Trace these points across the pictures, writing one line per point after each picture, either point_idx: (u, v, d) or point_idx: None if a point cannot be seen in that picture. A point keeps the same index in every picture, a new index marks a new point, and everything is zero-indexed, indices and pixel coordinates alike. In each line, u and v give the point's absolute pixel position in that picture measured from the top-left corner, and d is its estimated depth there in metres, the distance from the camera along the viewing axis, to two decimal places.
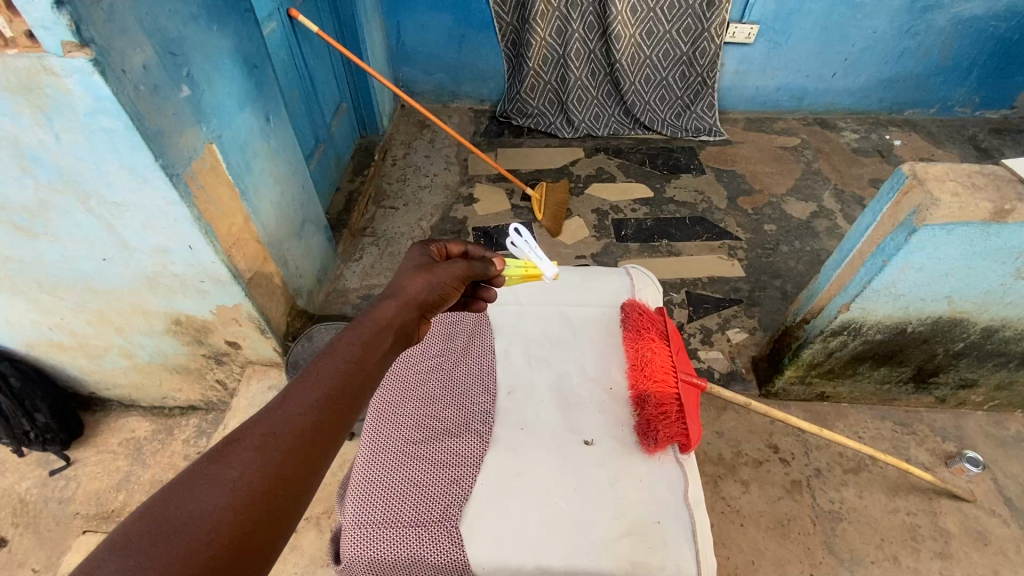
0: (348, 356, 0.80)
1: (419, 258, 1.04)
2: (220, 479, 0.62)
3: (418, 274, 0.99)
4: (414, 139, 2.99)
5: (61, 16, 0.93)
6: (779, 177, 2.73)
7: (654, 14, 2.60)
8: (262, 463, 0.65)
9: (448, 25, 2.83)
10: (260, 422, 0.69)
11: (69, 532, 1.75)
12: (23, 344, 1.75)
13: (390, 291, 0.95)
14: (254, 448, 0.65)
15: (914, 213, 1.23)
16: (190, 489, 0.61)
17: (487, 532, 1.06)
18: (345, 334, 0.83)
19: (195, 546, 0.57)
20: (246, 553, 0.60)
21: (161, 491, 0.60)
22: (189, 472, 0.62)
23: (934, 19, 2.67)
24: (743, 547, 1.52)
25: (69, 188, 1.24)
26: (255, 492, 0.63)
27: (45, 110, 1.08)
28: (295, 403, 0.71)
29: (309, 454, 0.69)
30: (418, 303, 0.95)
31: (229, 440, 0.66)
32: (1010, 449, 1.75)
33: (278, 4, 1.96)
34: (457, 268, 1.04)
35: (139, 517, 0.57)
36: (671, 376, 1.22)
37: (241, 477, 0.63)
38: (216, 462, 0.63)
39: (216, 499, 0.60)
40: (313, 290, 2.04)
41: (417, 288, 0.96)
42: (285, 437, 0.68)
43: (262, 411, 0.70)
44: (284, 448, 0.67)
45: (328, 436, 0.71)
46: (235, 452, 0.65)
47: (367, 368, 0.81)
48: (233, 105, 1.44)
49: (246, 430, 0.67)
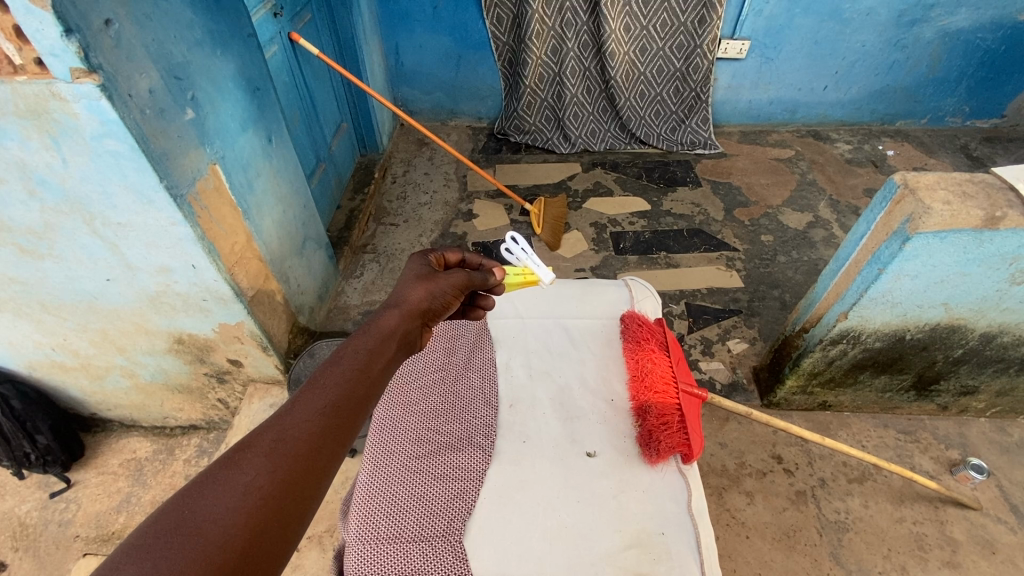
0: (353, 365, 0.81)
1: (419, 267, 1.06)
2: (232, 484, 0.63)
3: (419, 284, 1.01)
4: (413, 156, 3.03)
5: (70, 43, 0.96)
6: (775, 188, 2.76)
7: (646, 32, 2.66)
8: (273, 467, 0.66)
9: (445, 45, 2.89)
10: (270, 428, 0.70)
11: (69, 555, 1.73)
12: (25, 365, 1.75)
13: (391, 300, 0.97)
14: (265, 453, 0.66)
15: (906, 221, 1.25)
16: (204, 492, 0.61)
17: (490, 546, 1.05)
18: (349, 344, 0.85)
19: (210, 547, 0.57)
20: (258, 553, 0.60)
21: (175, 496, 0.61)
22: (202, 476, 0.63)
23: (921, 32, 2.72)
24: (749, 560, 1.51)
25: (75, 211, 1.26)
26: (266, 494, 0.63)
27: (53, 134, 1.11)
28: (304, 409, 0.73)
29: (316, 458, 0.70)
30: (420, 311, 0.97)
31: (241, 446, 0.67)
32: (1014, 455, 1.75)
33: (279, 28, 2.00)
34: (456, 277, 1.06)
35: (154, 521, 0.58)
36: (671, 386, 1.22)
37: (252, 481, 0.64)
38: (229, 466, 0.64)
39: (228, 502, 0.61)
40: (314, 307, 2.05)
41: (418, 297, 0.98)
42: (295, 442, 0.69)
43: (271, 418, 0.71)
44: (294, 452, 0.68)
45: (334, 442, 0.72)
46: (247, 458, 0.66)
47: (372, 375, 0.82)
48: (235, 127, 1.47)
49: (256, 437, 0.68)
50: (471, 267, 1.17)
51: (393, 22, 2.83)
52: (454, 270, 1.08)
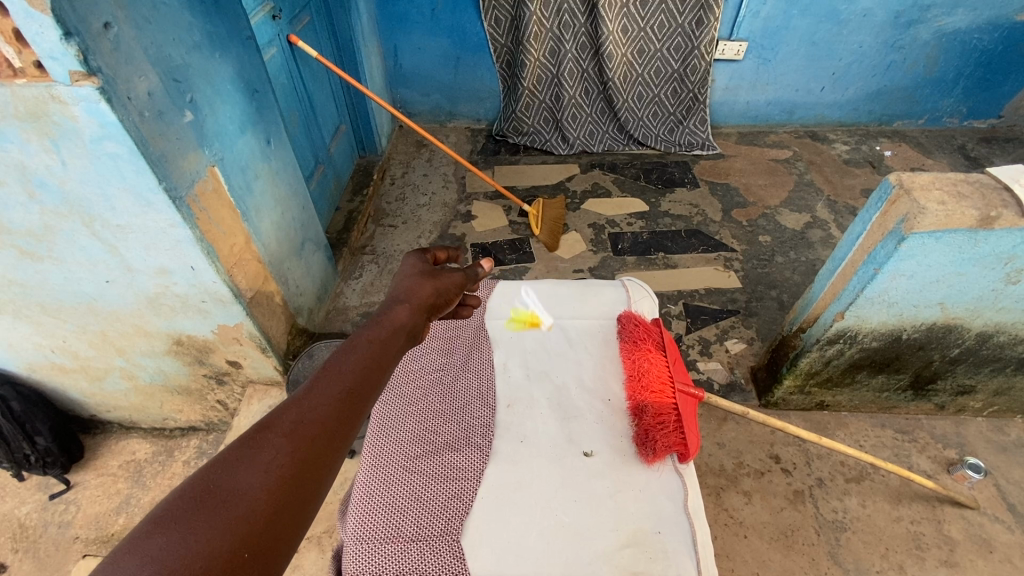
0: (365, 354, 0.83)
1: (419, 265, 1.08)
2: (253, 462, 0.64)
3: (425, 279, 1.03)
4: (412, 158, 3.04)
5: (70, 46, 0.96)
6: (773, 189, 2.77)
7: (644, 33, 2.67)
8: (293, 447, 0.67)
9: (444, 47, 2.90)
10: (288, 410, 0.71)
11: (69, 557, 1.74)
12: (25, 367, 1.76)
13: (398, 295, 0.98)
14: (285, 433, 0.68)
15: (902, 221, 1.26)
16: (226, 470, 0.62)
17: (487, 545, 1.05)
18: (362, 334, 0.87)
19: (234, 522, 0.58)
20: (279, 529, 0.61)
21: (200, 472, 0.62)
22: (225, 454, 0.64)
23: (917, 33, 2.73)
24: (747, 559, 1.51)
25: (74, 213, 1.27)
26: (286, 473, 0.64)
27: (53, 136, 1.11)
28: (319, 394, 0.74)
29: (332, 440, 0.71)
30: (427, 305, 0.99)
31: (261, 427, 0.68)
32: (1012, 455, 1.75)
33: (278, 31, 2.01)
34: (457, 276, 1.08)
35: (180, 495, 0.59)
36: (668, 387, 1.21)
37: (273, 459, 0.65)
38: (250, 445, 0.65)
39: (249, 480, 0.62)
40: (313, 309, 2.05)
41: (425, 291, 1.00)
42: (312, 425, 0.70)
43: (288, 400, 0.72)
44: (311, 434, 0.69)
45: (351, 425, 0.74)
46: (267, 437, 0.67)
47: (383, 365, 0.84)
48: (234, 129, 1.47)
49: (275, 418, 0.69)
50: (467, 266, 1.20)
51: (392, 24, 2.84)
52: (452, 268, 1.11)
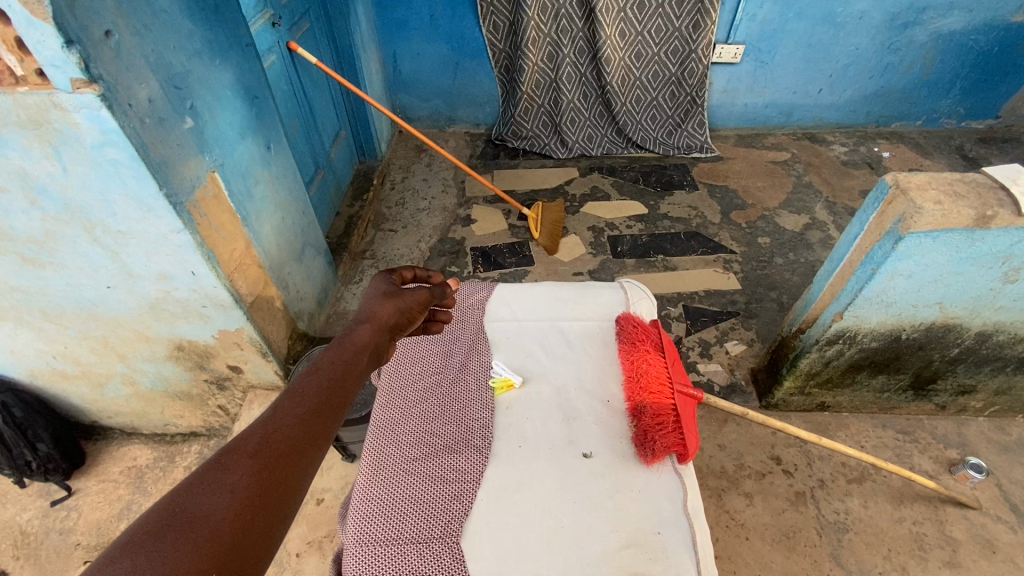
0: (330, 375, 0.84)
1: (383, 284, 1.09)
2: (220, 484, 0.65)
3: (386, 300, 1.04)
4: (412, 163, 3.05)
5: (71, 54, 0.97)
6: (771, 190, 2.78)
7: (642, 37, 2.69)
8: (259, 468, 0.68)
9: (443, 53, 2.92)
10: (254, 432, 0.72)
11: (69, 563, 1.73)
12: (27, 373, 1.77)
13: (360, 315, 0.99)
14: (251, 454, 0.69)
15: (898, 221, 1.26)
16: (193, 492, 0.63)
17: (487, 546, 1.05)
18: (325, 354, 0.88)
19: (199, 543, 0.59)
20: (245, 549, 0.62)
21: (166, 497, 0.62)
22: (191, 478, 0.65)
23: (913, 36, 2.75)
24: (749, 561, 1.51)
25: (75, 219, 1.28)
26: (253, 494, 0.66)
27: (55, 143, 1.12)
28: (284, 415, 0.75)
29: (298, 459, 0.72)
30: (389, 326, 1.00)
31: (227, 450, 0.69)
32: (1014, 455, 1.75)
33: (278, 38, 2.03)
34: (420, 294, 1.11)
35: (147, 520, 0.60)
36: (666, 387, 1.23)
37: (239, 481, 0.66)
38: (217, 468, 0.66)
39: (217, 500, 0.63)
40: (314, 313, 2.06)
41: (388, 311, 1.01)
42: (278, 445, 0.71)
43: (255, 422, 0.73)
44: (276, 455, 0.70)
45: (315, 444, 0.75)
46: (233, 459, 0.68)
47: (348, 383, 0.85)
48: (234, 135, 1.49)
49: (241, 440, 0.70)
50: (432, 284, 1.21)
51: (391, 30, 2.85)
52: (416, 288, 1.13)
